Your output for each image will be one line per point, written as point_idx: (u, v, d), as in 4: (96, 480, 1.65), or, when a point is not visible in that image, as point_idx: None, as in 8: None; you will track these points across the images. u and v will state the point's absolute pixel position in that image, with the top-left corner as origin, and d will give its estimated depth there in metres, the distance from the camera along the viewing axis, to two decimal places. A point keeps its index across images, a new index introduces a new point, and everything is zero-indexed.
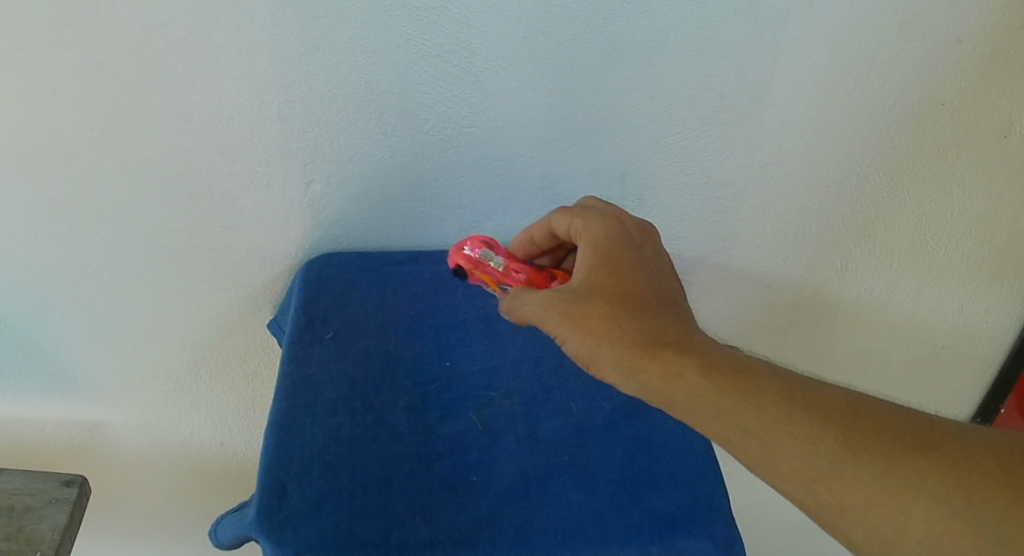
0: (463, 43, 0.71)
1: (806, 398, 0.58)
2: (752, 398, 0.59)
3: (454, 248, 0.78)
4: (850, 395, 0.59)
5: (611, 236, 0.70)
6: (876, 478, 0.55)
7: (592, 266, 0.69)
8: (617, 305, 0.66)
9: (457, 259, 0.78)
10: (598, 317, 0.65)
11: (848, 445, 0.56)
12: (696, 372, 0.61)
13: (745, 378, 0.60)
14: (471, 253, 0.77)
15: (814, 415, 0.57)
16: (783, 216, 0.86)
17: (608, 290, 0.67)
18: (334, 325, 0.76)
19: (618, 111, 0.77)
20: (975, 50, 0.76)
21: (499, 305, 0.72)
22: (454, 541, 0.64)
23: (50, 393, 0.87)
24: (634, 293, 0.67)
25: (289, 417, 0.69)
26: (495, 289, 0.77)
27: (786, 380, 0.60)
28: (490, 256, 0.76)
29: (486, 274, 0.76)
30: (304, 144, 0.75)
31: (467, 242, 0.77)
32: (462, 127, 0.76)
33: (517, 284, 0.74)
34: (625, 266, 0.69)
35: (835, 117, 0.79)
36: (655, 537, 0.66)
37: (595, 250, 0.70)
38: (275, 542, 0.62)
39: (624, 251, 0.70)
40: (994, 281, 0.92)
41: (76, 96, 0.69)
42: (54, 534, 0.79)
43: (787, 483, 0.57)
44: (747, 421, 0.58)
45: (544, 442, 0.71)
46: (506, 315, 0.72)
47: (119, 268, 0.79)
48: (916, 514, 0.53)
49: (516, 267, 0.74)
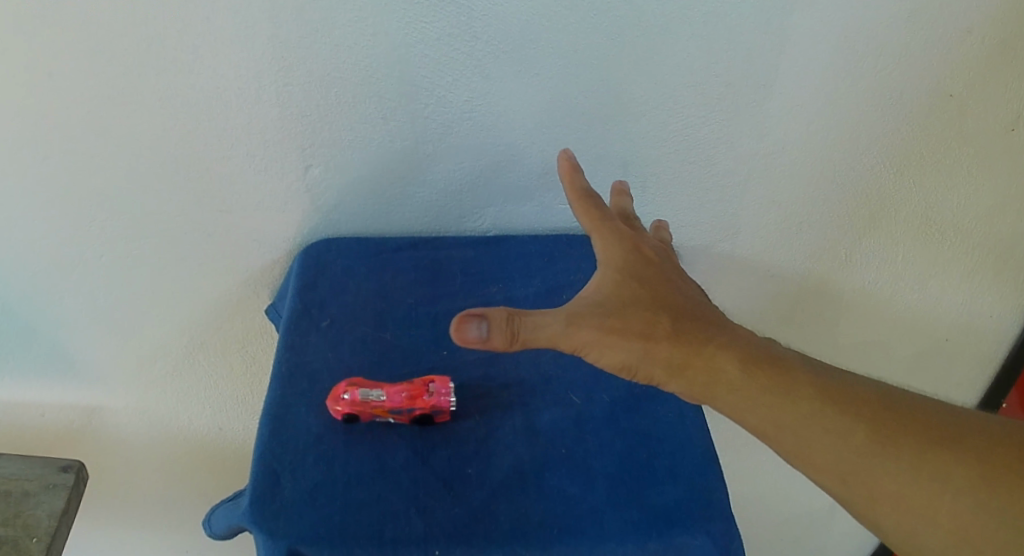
0: (464, 26, 0.70)
1: (836, 393, 0.59)
2: (788, 393, 0.59)
3: (330, 403, 0.66)
4: (873, 385, 0.61)
5: (631, 256, 0.66)
6: (906, 470, 0.57)
7: (618, 279, 0.64)
8: (650, 307, 0.62)
9: (342, 411, 0.66)
10: (637, 322, 0.61)
11: (877, 438, 0.58)
12: (736, 367, 0.60)
13: (779, 374, 0.60)
14: (350, 395, 0.65)
15: (846, 411, 0.58)
16: (788, 205, 0.85)
17: (638, 297, 0.63)
18: (331, 311, 0.75)
19: (621, 97, 0.76)
20: (984, 40, 0.75)
21: (473, 339, 0.57)
22: (448, 534, 0.62)
23: (47, 377, 0.87)
24: (663, 298, 0.63)
25: (283, 405, 0.68)
26: (392, 417, 0.66)
27: (819, 375, 0.60)
28: (369, 391, 0.66)
29: (374, 407, 0.65)
30: (304, 128, 0.74)
31: (339, 389, 0.66)
32: (463, 112, 0.75)
33: (405, 391, 0.66)
34: (651, 281, 0.64)
35: (843, 104, 0.78)
36: (652, 533, 0.63)
37: (620, 268, 0.65)
38: (267, 533, 0.61)
39: (646, 268, 0.65)
40: (1000, 274, 0.91)
41: (74, 78, 0.68)
42: (51, 520, 0.78)
43: (821, 472, 0.58)
44: (786, 416, 0.59)
45: (541, 433, 0.68)
46: (472, 345, 0.58)
47: (117, 250, 0.79)
48: (946, 502, 0.56)
49: (397, 389, 0.66)
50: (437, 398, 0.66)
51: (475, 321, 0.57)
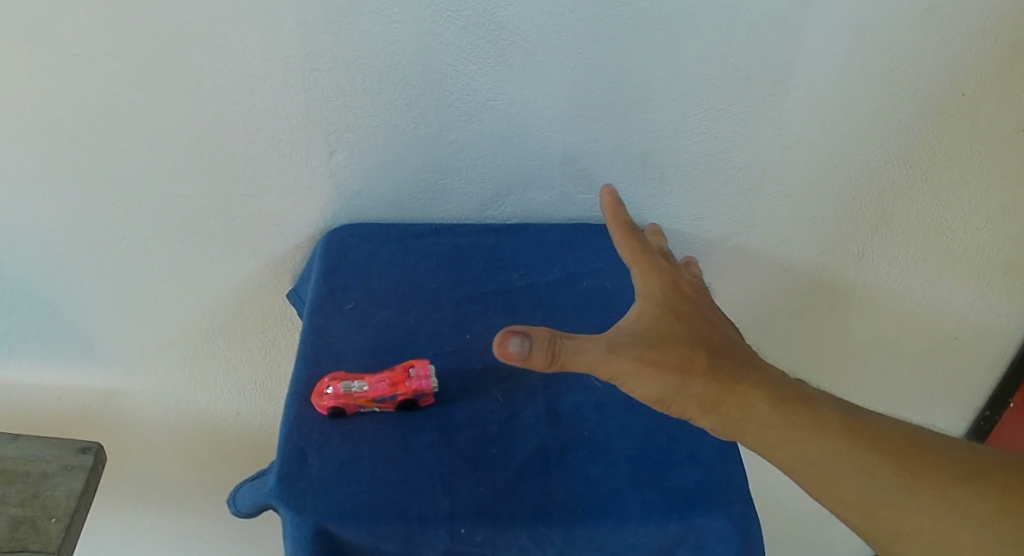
0: (489, 15, 0.71)
1: (863, 430, 0.60)
2: (819, 431, 0.59)
3: (314, 400, 0.66)
4: (896, 423, 0.61)
5: (669, 290, 0.65)
6: (929, 505, 0.58)
7: (657, 312, 0.63)
8: (686, 342, 0.61)
9: (328, 406, 0.66)
10: (675, 355, 0.60)
11: (902, 474, 0.59)
12: (767, 405, 0.59)
13: (809, 412, 0.60)
14: (333, 388, 0.66)
15: (873, 447, 0.59)
16: (804, 198, 0.86)
17: (675, 331, 0.62)
18: (355, 295, 0.75)
19: (643, 88, 0.77)
20: (997, 40, 0.76)
21: (518, 356, 0.56)
22: (474, 512, 0.62)
23: (65, 361, 0.87)
24: (701, 333, 0.62)
25: (308, 385, 0.68)
26: (377, 406, 0.66)
27: (845, 412, 0.60)
28: (350, 383, 0.66)
29: (358, 398, 0.66)
30: (330, 114, 0.75)
31: (322, 385, 0.66)
32: (485, 100, 0.76)
33: (386, 379, 0.66)
34: (688, 314, 0.63)
35: (859, 100, 0.79)
36: (673, 514, 0.63)
37: (659, 301, 0.64)
38: (295, 510, 0.61)
39: (683, 302, 0.64)
40: (1009, 272, 0.92)
41: (104, 59, 0.69)
42: (70, 501, 0.78)
43: (847, 508, 0.59)
44: (815, 453, 0.59)
45: (564, 415, 0.68)
46: (512, 361, 0.56)
47: (140, 233, 0.79)
48: (967, 536, 0.57)
49: (378, 378, 0.66)
50: (419, 382, 0.66)
51: (520, 341, 0.56)
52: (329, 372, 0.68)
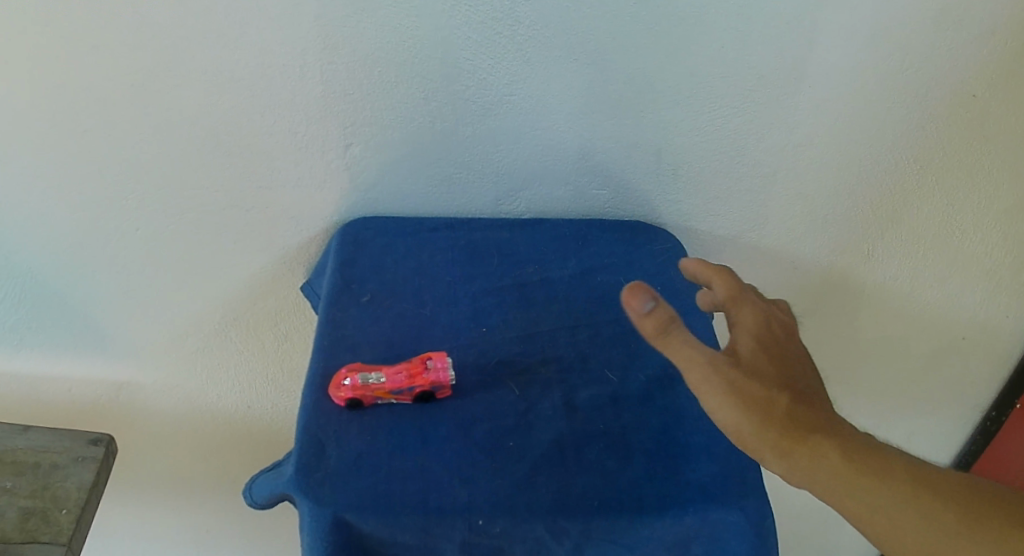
0: (507, 11, 0.71)
1: (935, 481, 0.56)
2: (885, 477, 0.56)
3: (332, 391, 0.66)
4: (979, 481, 0.56)
5: (763, 329, 0.64)
6: None
7: (747, 348, 0.63)
8: (769, 379, 0.61)
9: (346, 397, 0.66)
10: (755, 390, 0.60)
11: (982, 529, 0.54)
12: (834, 450, 0.57)
13: (878, 460, 0.57)
14: (351, 379, 0.66)
15: (947, 499, 0.55)
16: (816, 196, 0.86)
17: (758, 369, 0.61)
18: (370, 287, 0.75)
19: (658, 85, 0.77)
20: (1009, 42, 0.76)
21: (633, 304, 0.61)
22: (491, 504, 0.62)
23: (75, 353, 0.87)
24: (785, 373, 0.62)
25: (325, 377, 0.68)
26: (394, 397, 0.66)
27: (916, 464, 0.57)
28: (368, 375, 0.66)
29: (376, 389, 0.66)
30: (346, 107, 0.74)
31: (340, 377, 0.66)
32: (502, 95, 0.76)
33: (403, 370, 0.66)
34: (777, 355, 0.63)
35: (872, 100, 0.79)
36: (689, 508, 0.63)
37: (750, 337, 0.64)
38: (313, 501, 0.61)
39: (775, 343, 0.64)
40: (1017, 273, 0.92)
41: (122, 49, 0.69)
42: (80, 492, 0.77)
43: None
44: (881, 500, 0.55)
45: (580, 409, 0.68)
46: (631, 311, 0.61)
47: (155, 224, 0.79)
48: None
49: (396, 369, 0.67)
50: (436, 374, 0.66)
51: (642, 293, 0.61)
52: (346, 364, 0.68)
